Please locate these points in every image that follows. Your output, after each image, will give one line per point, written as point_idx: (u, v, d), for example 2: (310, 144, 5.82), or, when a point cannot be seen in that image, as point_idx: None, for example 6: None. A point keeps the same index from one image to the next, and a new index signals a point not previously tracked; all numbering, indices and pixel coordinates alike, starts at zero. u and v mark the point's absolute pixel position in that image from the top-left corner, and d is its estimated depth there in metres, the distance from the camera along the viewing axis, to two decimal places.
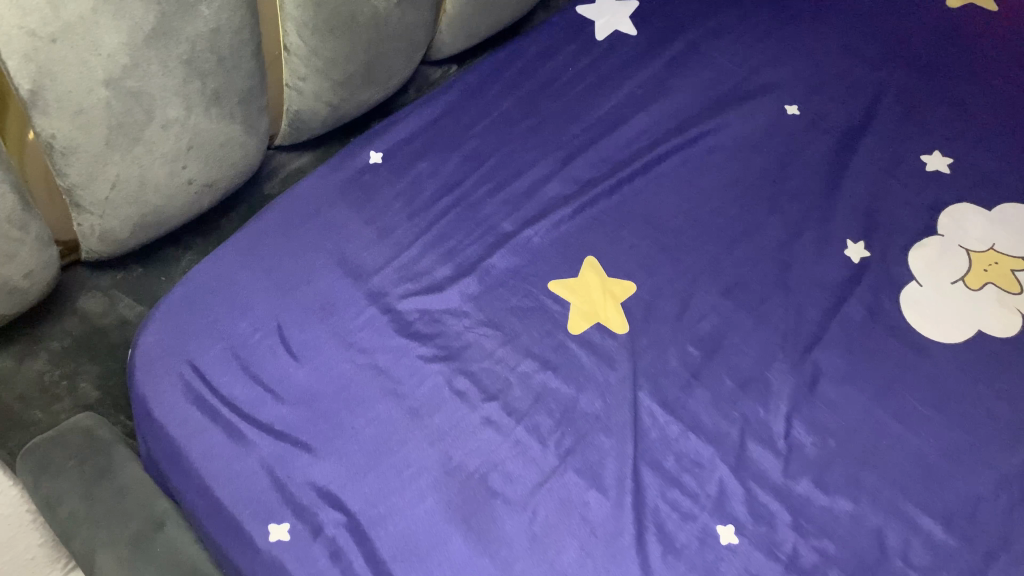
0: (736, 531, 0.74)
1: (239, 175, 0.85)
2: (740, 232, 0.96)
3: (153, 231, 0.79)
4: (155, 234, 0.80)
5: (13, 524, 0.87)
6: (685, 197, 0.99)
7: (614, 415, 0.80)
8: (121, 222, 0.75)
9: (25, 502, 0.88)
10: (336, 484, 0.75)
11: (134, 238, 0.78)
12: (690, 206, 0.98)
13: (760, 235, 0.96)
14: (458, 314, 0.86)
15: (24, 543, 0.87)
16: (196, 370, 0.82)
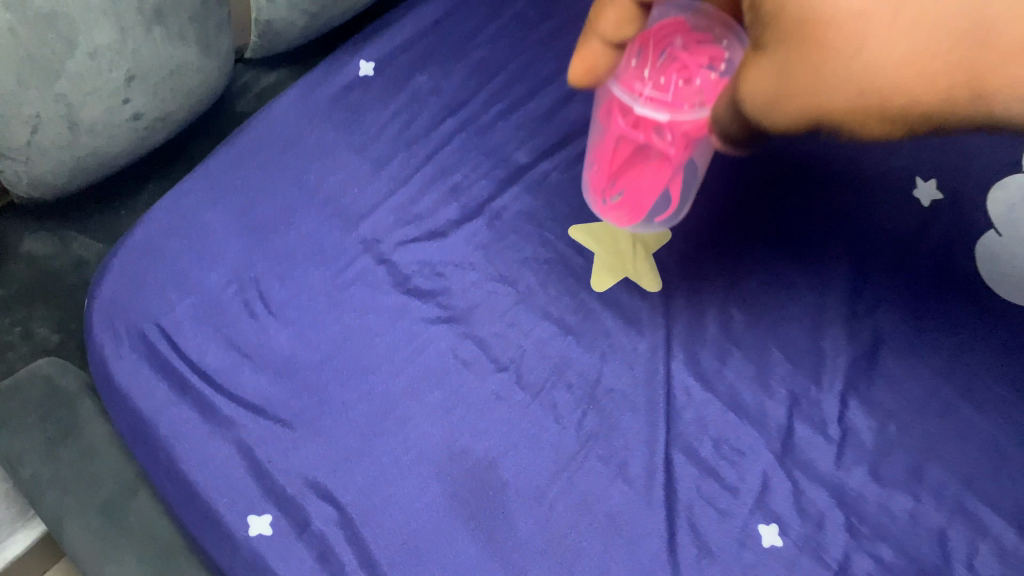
0: (780, 531, 0.65)
1: (196, 106, 0.72)
2: (791, 168, 0.82)
3: (94, 174, 0.67)
4: (92, 175, 0.67)
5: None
6: None
7: (644, 391, 0.70)
8: (49, 168, 0.62)
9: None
10: (323, 472, 0.66)
11: (72, 183, 0.66)
12: None
13: (814, 171, 0.82)
14: (464, 266, 0.75)
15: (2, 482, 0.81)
16: (163, 332, 0.71)
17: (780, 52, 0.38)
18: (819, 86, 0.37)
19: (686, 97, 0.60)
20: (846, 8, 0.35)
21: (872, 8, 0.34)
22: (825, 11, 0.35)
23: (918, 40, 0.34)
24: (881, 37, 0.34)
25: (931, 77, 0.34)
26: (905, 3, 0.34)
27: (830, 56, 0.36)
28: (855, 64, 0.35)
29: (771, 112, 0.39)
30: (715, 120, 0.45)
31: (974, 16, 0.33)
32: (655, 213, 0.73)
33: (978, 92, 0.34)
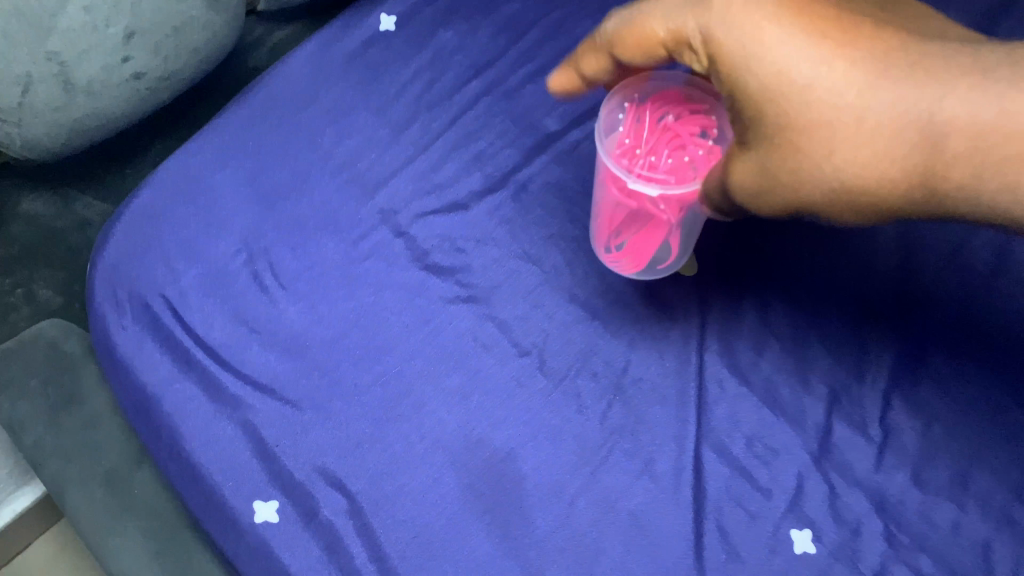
0: (813, 537, 0.62)
1: (202, 66, 0.71)
2: None
3: (96, 134, 0.67)
4: (95, 136, 0.67)
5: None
6: None
7: (674, 383, 0.66)
8: (45, 130, 0.62)
9: None
10: (334, 459, 0.63)
11: (73, 142, 0.66)
12: None
13: None
14: (486, 241, 0.70)
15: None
16: (168, 302, 0.67)
17: (769, 150, 0.44)
18: (797, 181, 0.44)
19: (678, 176, 0.55)
20: (819, 123, 0.41)
21: (842, 123, 0.41)
22: (799, 125, 0.42)
23: (881, 146, 0.40)
24: (850, 147, 0.41)
25: (892, 176, 0.41)
26: (865, 114, 0.40)
27: (807, 161, 0.43)
28: (832, 168, 0.42)
29: (756, 201, 0.47)
30: (706, 197, 0.52)
31: (928, 127, 0.39)
32: (656, 265, 0.65)
33: (931, 185, 0.41)
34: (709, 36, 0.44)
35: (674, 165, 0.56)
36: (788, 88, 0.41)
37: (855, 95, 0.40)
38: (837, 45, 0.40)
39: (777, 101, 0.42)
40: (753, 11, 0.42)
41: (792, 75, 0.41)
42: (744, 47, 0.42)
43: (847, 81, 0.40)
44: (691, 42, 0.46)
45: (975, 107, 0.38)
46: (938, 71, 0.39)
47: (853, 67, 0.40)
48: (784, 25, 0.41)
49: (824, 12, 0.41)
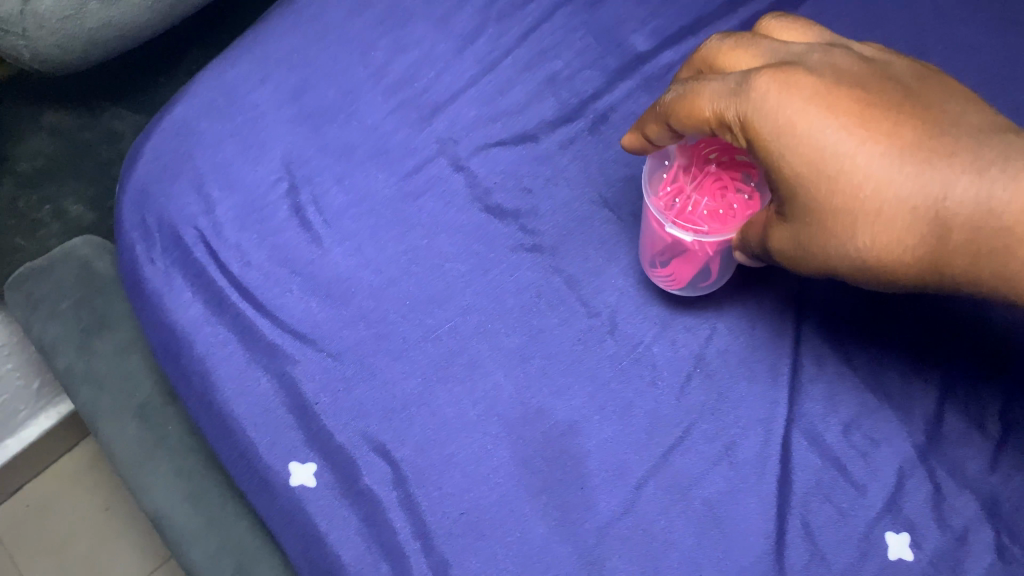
0: (912, 543, 0.54)
1: None
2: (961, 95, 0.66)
3: (116, 45, 0.61)
4: (105, 53, 0.60)
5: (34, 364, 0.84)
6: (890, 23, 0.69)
7: (763, 357, 0.58)
8: (55, 42, 0.55)
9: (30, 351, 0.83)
10: (378, 423, 0.56)
11: (91, 55, 0.59)
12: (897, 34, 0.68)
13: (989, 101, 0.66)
14: (557, 180, 0.62)
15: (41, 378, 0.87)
16: (200, 236, 0.60)
17: (800, 224, 0.44)
18: (825, 257, 0.44)
19: (716, 220, 0.51)
20: (842, 208, 0.42)
21: (861, 210, 0.41)
22: (827, 207, 0.42)
23: (894, 234, 0.41)
24: (867, 231, 0.42)
25: (904, 260, 0.42)
26: (882, 203, 0.41)
27: (833, 240, 0.43)
28: (853, 248, 0.42)
29: (789, 265, 0.46)
30: (744, 243, 0.49)
31: (935, 219, 0.40)
32: (699, 280, 0.56)
33: (938, 267, 0.42)
34: (750, 125, 0.43)
35: (713, 205, 0.52)
36: (815, 176, 0.41)
37: (875, 186, 0.41)
38: (858, 136, 0.41)
39: (804, 184, 0.42)
40: (787, 99, 0.42)
41: (822, 164, 0.41)
42: (778, 135, 0.42)
43: (869, 172, 0.41)
44: (732, 125, 0.44)
45: (979, 200, 0.39)
46: (943, 167, 0.40)
47: (874, 158, 0.40)
48: (814, 117, 0.41)
49: (847, 101, 0.41)
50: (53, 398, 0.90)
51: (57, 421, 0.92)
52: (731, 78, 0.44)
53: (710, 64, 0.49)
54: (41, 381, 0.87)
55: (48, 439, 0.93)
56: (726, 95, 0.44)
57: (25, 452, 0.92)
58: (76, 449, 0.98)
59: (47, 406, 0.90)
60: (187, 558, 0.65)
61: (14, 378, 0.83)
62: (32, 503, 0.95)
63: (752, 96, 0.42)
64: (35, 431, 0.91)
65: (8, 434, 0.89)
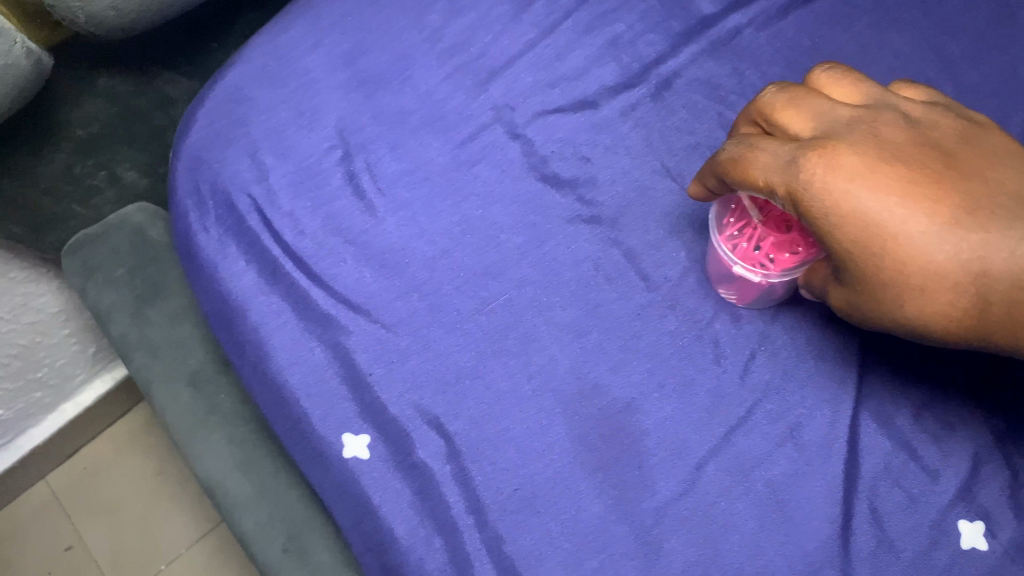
0: (986, 532, 0.52)
1: None
2: None
3: (170, 7, 0.59)
4: (163, 14, 0.60)
5: (92, 329, 0.86)
6: None
7: (831, 335, 0.56)
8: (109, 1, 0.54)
9: (86, 314, 0.84)
10: (432, 396, 0.55)
11: (145, 16, 0.58)
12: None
13: None
14: (617, 148, 0.60)
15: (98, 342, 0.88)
16: (254, 203, 0.59)
17: (850, 289, 0.43)
18: (871, 320, 0.43)
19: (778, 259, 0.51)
20: (886, 286, 0.40)
21: (907, 287, 0.40)
22: (873, 283, 0.40)
23: (938, 308, 0.40)
24: (914, 306, 0.40)
25: (948, 329, 0.41)
26: (926, 282, 0.39)
27: (878, 309, 0.42)
28: (898, 319, 0.41)
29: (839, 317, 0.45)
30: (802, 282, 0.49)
31: (976, 293, 0.39)
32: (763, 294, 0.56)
33: (980, 334, 0.41)
34: (796, 201, 0.41)
35: (777, 242, 0.52)
36: (863, 255, 0.40)
37: (925, 265, 0.39)
38: (907, 214, 0.38)
39: (851, 261, 0.40)
40: (833, 180, 0.39)
41: (866, 245, 0.39)
42: (825, 216, 0.40)
43: (918, 250, 0.39)
44: (779, 196, 0.42)
45: (1013, 272, 0.39)
46: (986, 242, 0.39)
47: (921, 236, 0.38)
48: (860, 200, 0.39)
49: (893, 179, 0.39)
50: (108, 363, 0.92)
51: (111, 386, 0.94)
52: (780, 149, 0.42)
53: (761, 117, 0.46)
54: (96, 346, 0.88)
55: (103, 404, 0.95)
56: (777, 168, 0.42)
57: (81, 416, 0.93)
58: (130, 415, 1.00)
59: (102, 370, 0.91)
60: (239, 527, 0.65)
61: (70, 342, 0.84)
62: (87, 466, 0.97)
63: (800, 175, 0.40)
64: (91, 396, 0.93)
65: (65, 398, 0.90)
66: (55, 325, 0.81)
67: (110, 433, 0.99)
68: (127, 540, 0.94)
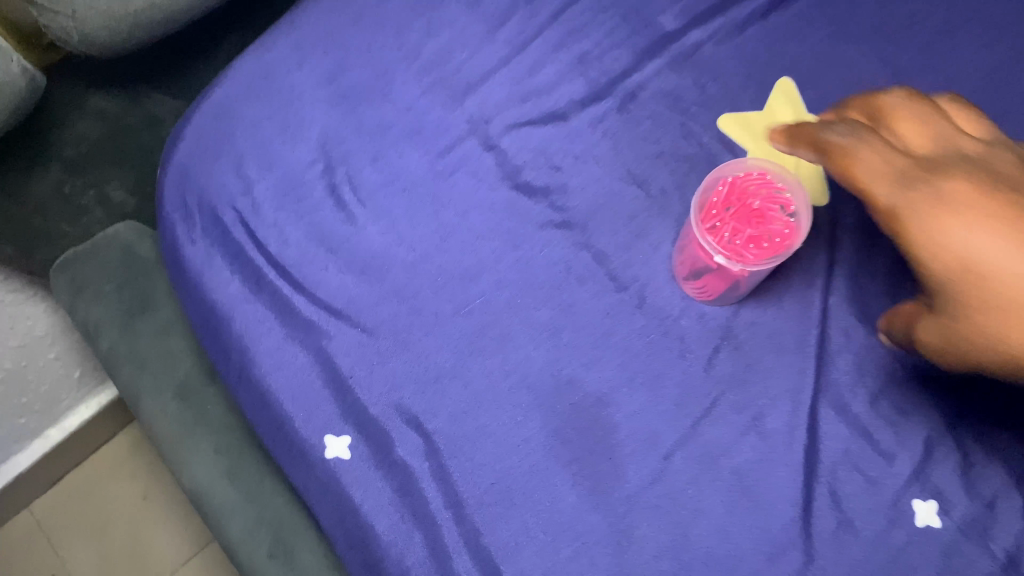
0: (939, 511, 0.55)
1: None
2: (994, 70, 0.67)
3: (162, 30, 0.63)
4: (156, 35, 0.63)
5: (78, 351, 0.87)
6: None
7: (790, 329, 0.59)
8: (102, 24, 0.58)
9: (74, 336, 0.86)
10: (412, 394, 0.57)
11: (138, 38, 0.62)
12: (933, 8, 0.69)
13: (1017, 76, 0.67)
14: (586, 158, 0.63)
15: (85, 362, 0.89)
16: (239, 216, 0.62)
17: (942, 319, 0.47)
18: (962, 352, 0.46)
19: (760, 249, 0.52)
20: (978, 307, 0.44)
21: (997, 309, 0.43)
22: (966, 303, 0.45)
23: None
24: (1003, 331, 0.44)
25: None
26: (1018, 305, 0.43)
27: (966, 332, 0.45)
28: (986, 345, 0.45)
29: (931, 354, 0.49)
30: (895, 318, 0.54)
31: None
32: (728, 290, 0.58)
33: None
34: (901, 221, 0.47)
35: (756, 234, 0.53)
36: (961, 275, 0.44)
37: (1005, 283, 0.43)
38: (1003, 239, 0.43)
39: (949, 281, 0.45)
40: (938, 205, 0.45)
41: (967, 263, 0.44)
42: (929, 234, 0.45)
43: (1005, 269, 0.43)
44: (881, 217, 0.48)
45: None
46: None
47: (1007, 253, 0.43)
48: (963, 222, 0.44)
49: (995, 210, 0.44)
50: (95, 387, 0.94)
51: (98, 410, 0.96)
52: (892, 173, 0.48)
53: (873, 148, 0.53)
54: (82, 370, 0.90)
55: (91, 425, 0.96)
56: (888, 187, 0.48)
57: (68, 440, 0.94)
58: (119, 439, 1.01)
59: (89, 395, 0.93)
60: (227, 534, 0.66)
61: (55, 364, 0.86)
62: (77, 490, 0.98)
63: (908, 197, 0.47)
64: (77, 419, 0.94)
65: (51, 423, 0.92)
66: (42, 347, 0.83)
67: (101, 456, 1.00)
68: (115, 560, 0.95)
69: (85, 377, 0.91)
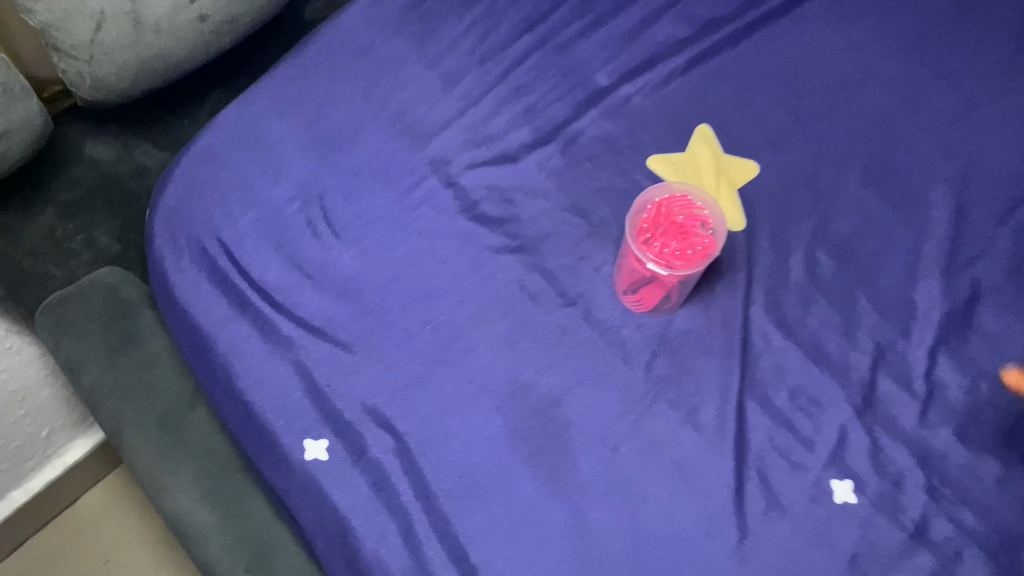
0: (855, 488, 0.62)
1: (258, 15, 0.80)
2: (886, 115, 0.77)
3: (157, 76, 0.74)
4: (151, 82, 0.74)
5: (51, 408, 0.87)
6: (825, 52, 0.81)
7: (718, 335, 0.66)
8: (112, 67, 0.68)
9: (46, 393, 0.85)
10: (385, 400, 0.64)
11: (137, 83, 0.72)
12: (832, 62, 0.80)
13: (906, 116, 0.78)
14: (535, 193, 0.72)
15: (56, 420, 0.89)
16: (223, 247, 0.69)
17: None
18: None
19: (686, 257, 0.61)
20: None
21: None
22: None
23: None
24: None
25: None
26: None
27: None
28: None
29: None
30: None
31: None
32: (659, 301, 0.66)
33: None
34: None
35: (682, 246, 0.61)
36: None
37: None
38: None
39: None
40: None
41: None
42: None
43: None
44: None
45: None
46: None
47: None
48: None
49: None
50: (61, 447, 0.94)
51: (61, 471, 0.95)
52: None
53: None
54: (49, 429, 0.89)
55: (57, 484, 0.96)
56: None
57: (32, 501, 0.94)
58: (87, 496, 1.02)
59: (54, 456, 0.93)
60: (205, 553, 0.69)
61: (25, 424, 0.85)
62: (43, 550, 0.98)
63: None
64: (41, 481, 0.93)
65: (16, 486, 0.91)
66: (13, 408, 0.82)
67: (70, 514, 1.01)
68: None
69: (54, 434, 0.90)
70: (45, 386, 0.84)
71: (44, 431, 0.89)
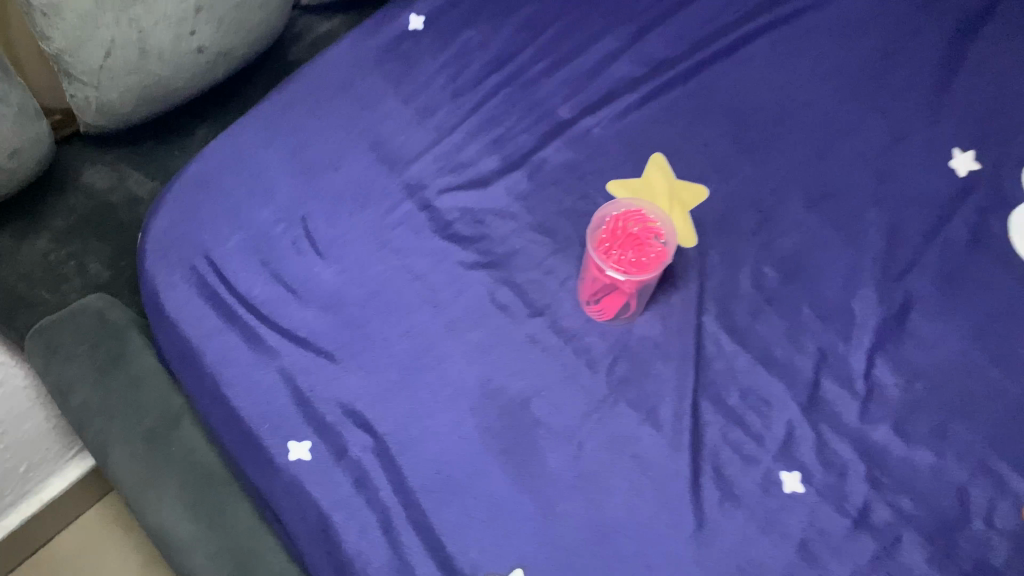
0: (802, 479, 0.67)
1: (245, 51, 0.92)
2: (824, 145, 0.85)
3: (153, 100, 0.85)
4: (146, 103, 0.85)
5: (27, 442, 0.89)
6: (768, 89, 0.88)
7: (674, 342, 0.72)
8: (116, 90, 0.80)
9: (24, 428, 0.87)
10: (365, 403, 0.68)
11: (136, 105, 0.84)
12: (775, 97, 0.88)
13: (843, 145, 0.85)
14: (504, 215, 0.77)
15: (32, 455, 0.91)
16: (212, 265, 0.73)
17: None
18: None
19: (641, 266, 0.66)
20: None
21: None
22: None
23: None
24: None
25: None
26: None
27: None
28: None
29: None
30: None
31: None
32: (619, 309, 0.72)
33: None
34: None
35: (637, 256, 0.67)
36: None
37: None
38: None
39: None
40: None
41: None
42: None
43: None
44: None
45: None
46: None
47: None
48: None
49: None
50: (38, 483, 0.95)
51: (37, 508, 0.96)
52: None
53: None
54: (26, 465, 0.91)
55: (35, 520, 0.97)
56: None
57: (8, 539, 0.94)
58: (64, 533, 1.03)
59: (31, 492, 0.94)
60: (189, 563, 0.70)
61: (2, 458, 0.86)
62: None
63: None
64: (17, 518, 0.94)
65: None
66: None
67: (47, 553, 1.01)
68: None
69: (32, 470, 0.92)
70: (25, 420, 0.87)
71: (21, 466, 0.90)
